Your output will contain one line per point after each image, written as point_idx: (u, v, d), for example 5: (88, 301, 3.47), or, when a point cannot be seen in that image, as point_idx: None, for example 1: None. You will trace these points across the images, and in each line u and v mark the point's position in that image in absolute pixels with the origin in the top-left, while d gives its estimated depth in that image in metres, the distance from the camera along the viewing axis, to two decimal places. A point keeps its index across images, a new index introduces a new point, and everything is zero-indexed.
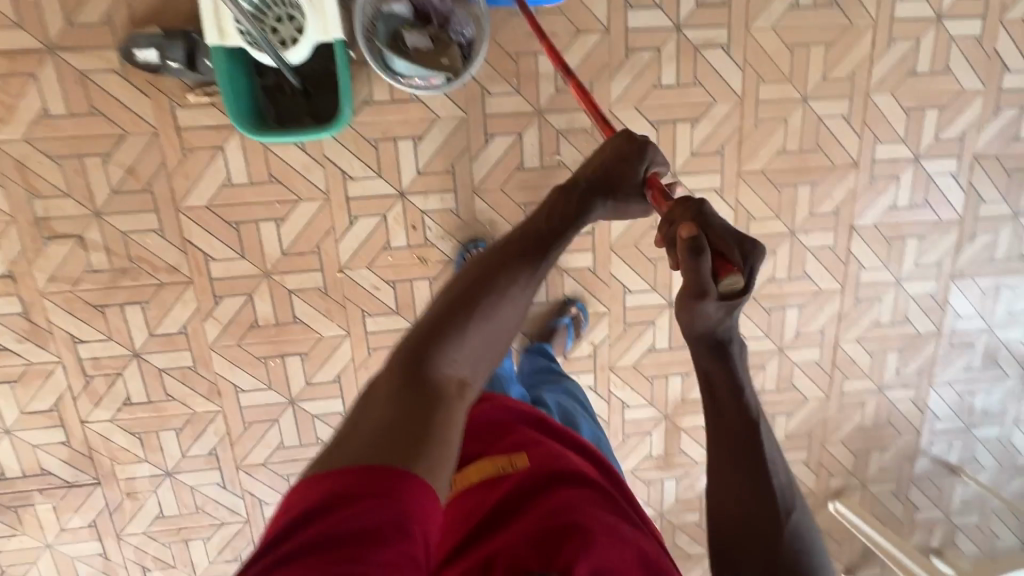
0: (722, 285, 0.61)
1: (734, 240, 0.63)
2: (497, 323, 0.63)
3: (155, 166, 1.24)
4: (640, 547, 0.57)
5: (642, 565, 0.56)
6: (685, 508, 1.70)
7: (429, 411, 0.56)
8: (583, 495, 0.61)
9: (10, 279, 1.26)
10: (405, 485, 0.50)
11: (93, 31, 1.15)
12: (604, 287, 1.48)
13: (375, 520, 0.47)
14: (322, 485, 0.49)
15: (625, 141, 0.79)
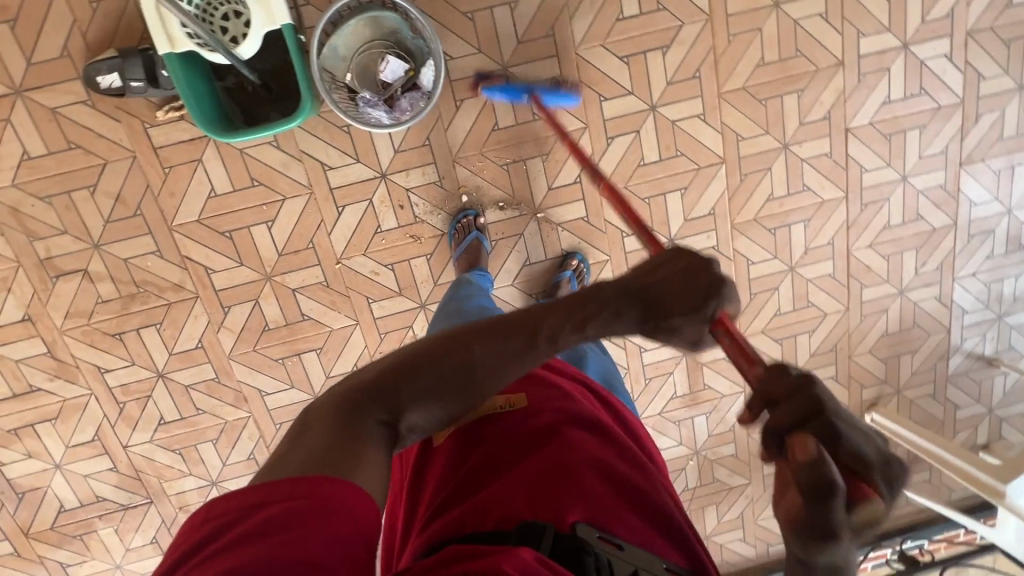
0: (858, 515, 0.40)
1: (877, 454, 0.41)
2: (447, 384, 0.59)
3: (140, 189, 1.26)
4: (631, 490, 0.60)
5: (630, 508, 0.59)
6: (719, 442, 1.71)
7: (359, 450, 0.53)
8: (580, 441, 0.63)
9: (29, 322, 1.31)
10: (333, 491, 0.48)
11: (54, 66, 1.16)
12: (600, 234, 1.44)
13: (297, 516, 0.45)
14: (239, 497, 0.47)
15: (698, 263, 0.57)
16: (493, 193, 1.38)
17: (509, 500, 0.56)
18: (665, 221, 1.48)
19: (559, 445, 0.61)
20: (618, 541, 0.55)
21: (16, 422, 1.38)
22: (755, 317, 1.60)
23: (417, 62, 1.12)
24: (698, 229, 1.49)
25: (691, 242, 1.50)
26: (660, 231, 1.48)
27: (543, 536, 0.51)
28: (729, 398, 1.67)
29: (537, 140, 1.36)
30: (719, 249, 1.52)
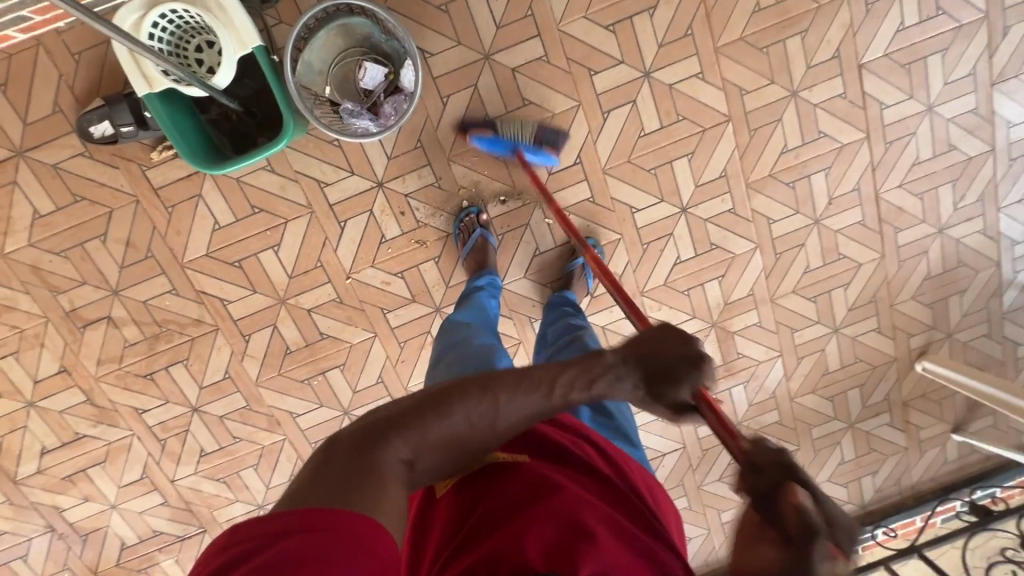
0: None
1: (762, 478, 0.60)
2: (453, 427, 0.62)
3: (148, 231, 1.27)
4: (641, 543, 0.58)
5: (643, 562, 0.56)
6: (761, 410, 1.65)
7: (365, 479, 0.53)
8: (601, 503, 0.61)
9: (66, 374, 1.35)
10: (344, 525, 0.47)
11: (48, 122, 1.18)
12: (609, 214, 1.40)
13: (312, 555, 0.44)
14: (259, 525, 0.45)
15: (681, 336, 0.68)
16: (494, 186, 1.35)
17: (521, 548, 0.53)
18: (675, 190, 1.41)
19: (570, 491, 0.60)
20: None
21: (68, 469, 1.43)
22: (784, 277, 1.52)
23: (395, 63, 1.09)
24: (712, 193, 1.42)
25: (705, 208, 1.43)
26: (671, 201, 1.41)
27: None
28: (766, 364, 1.60)
29: (531, 125, 1.31)
30: (737, 211, 1.45)
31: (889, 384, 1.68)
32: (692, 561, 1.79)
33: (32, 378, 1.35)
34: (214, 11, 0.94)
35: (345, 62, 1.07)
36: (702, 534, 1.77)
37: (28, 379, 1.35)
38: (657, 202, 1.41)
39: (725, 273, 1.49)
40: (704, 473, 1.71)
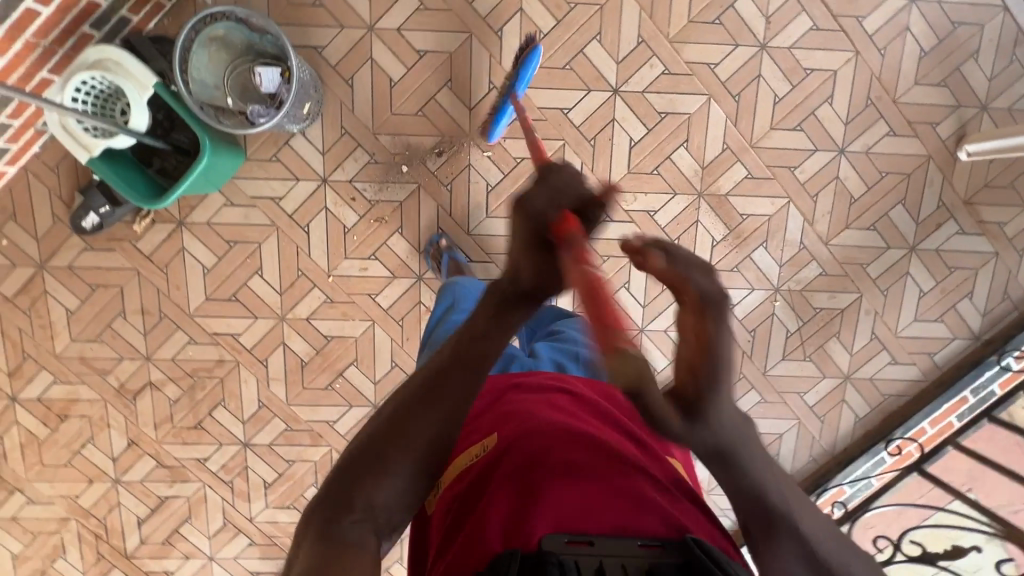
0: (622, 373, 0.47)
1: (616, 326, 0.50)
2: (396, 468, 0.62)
3: (155, 295, 1.44)
4: (602, 481, 0.62)
5: (605, 497, 0.61)
6: (796, 267, 1.49)
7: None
8: (563, 453, 0.65)
9: (135, 445, 1.52)
10: None
11: (53, 232, 1.39)
12: (542, 124, 1.39)
13: None
14: None
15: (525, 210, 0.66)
16: (425, 142, 1.39)
17: (488, 528, 0.58)
18: (598, 75, 1.37)
19: (526, 458, 0.64)
20: (590, 536, 0.57)
21: (164, 533, 1.57)
22: (755, 117, 1.40)
23: (284, 60, 1.17)
24: (638, 63, 1.37)
25: (637, 80, 1.38)
26: (600, 87, 1.37)
27: (514, 554, 0.54)
28: (779, 216, 1.45)
29: (434, 72, 1.35)
30: (672, 70, 1.37)
31: (937, 187, 1.46)
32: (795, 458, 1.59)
33: (111, 457, 1.52)
34: (113, 67, 1.08)
35: (241, 74, 1.17)
36: (793, 426, 1.58)
37: (108, 458, 1.52)
38: (585, 94, 1.38)
39: (688, 136, 1.40)
40: (764, 358, 1.54)
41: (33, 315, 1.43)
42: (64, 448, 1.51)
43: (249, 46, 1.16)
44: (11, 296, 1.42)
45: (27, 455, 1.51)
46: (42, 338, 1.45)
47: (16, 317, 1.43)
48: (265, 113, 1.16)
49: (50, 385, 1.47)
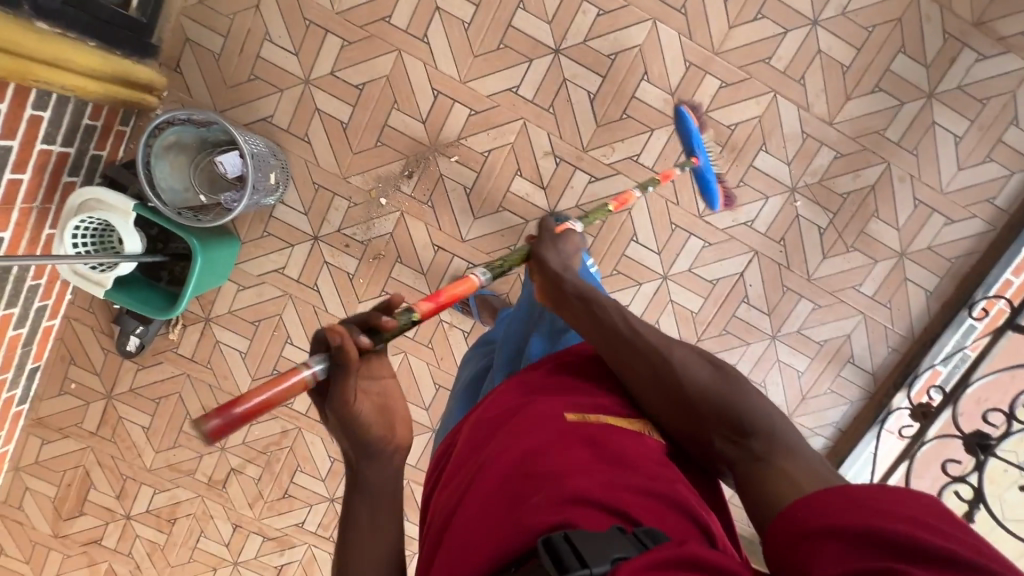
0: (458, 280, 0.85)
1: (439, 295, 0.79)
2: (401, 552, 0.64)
3: (209, 390, 1.54)
4: (479, 510, 0.59)
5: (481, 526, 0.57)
6: (807, 159, 1.37)
7: None
8: (456, 497, 0.63)
9: (239, 527, 1.63)
10: None
11: (108, 362, 1.52)
12: (497, 110, 1.36)
13: None
14: None
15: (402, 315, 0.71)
16: (393, 169, 1.39)
17: None
18: (535, 41, 1.32)
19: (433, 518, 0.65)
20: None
21: None
22: (710, 22, 1.31)
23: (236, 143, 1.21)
24: (570, 14, 1.31)
25: (575, 32, 1.32)
26: (540, 52, 1.33)
27: None
28: (771, 113, 1.35)
29: (378, 100, 1.36)
30: (606, 8, 1.30)
31: (936, 21, 1.30)
32: (873, 354, 1.48)
33: (224, 543, 1.65)
34: (93, 204, 1.14)
35: (204, 169, 1.21)
36: (860, 322, 1.47)
37: (223, 545, 1.65)
38: (529, 65, 1.33)
39: (646, 67, 1.33)
40: (804, 264, 1.43)
41: (117, 440, 1.57)
42: (183, 547, 1.65)
43: (202, 141, 1.21)
44: (93, 429, 1.56)
45: (155, 562, 1.66)
46: (131, 457, 1.58)
47: (106, 446, 1.57)
48: (237, 198, 1.21)
49: (153, 496, 1.61)
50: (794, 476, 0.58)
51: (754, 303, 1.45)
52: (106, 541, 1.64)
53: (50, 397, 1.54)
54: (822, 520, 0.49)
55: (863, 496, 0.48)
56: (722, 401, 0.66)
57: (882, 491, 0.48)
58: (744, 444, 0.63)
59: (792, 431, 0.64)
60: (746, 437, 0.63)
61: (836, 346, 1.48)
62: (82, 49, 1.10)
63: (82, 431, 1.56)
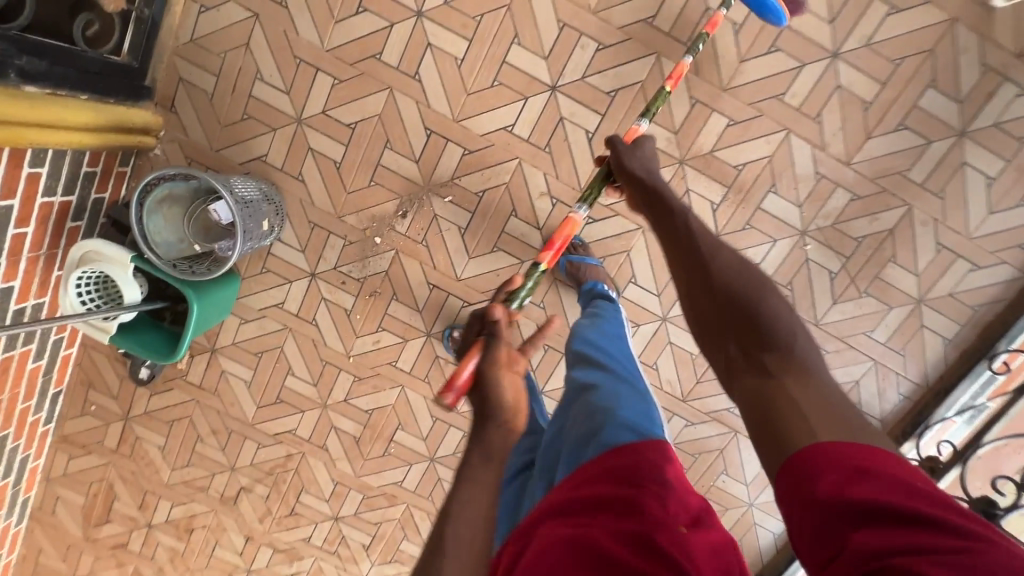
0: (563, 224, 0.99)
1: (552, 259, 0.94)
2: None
3: (218, 415, 1.60)
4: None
5: None
6: (820, 200, 1.29)
7: None
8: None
9: (251, 539, 1.73)
10: None
11: (123, 386, 1.60)
12: (491, 149, 1.31)
13: None
14: None
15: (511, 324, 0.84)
16: (386, 208, 1.38)
17: None
18: (530, 78, 1.26)
19: None
20: None
21: None
22: (718, 56, 1.23)
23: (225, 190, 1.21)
24: (567, 49, 1.25)
25: (572, 69, 1.25)
26: (536, 90, 1.27)
27: None
28: (781, 153, 1.27)
29: (371, 139, 1.33)
30: (606, 43, 1.24)
31: (971, 51, 1.19)
32: (883, 401, 1.42)
33: (238, 552, 1.75)
34: (92, 258, 1.17)
35: (198, 217, 1.22)
36: (870, 368, 1.40)
37: (237, 554, 1.75)
38: (524, 103, 1.28)
39: (648, 105, 1.26)
40: (812, 308, 1.37)
41: (136, 456, 1.67)
42: (201, 554, 1.76)
43: (194, 190, 1.21)
44: (114, 447, 1.66)
45: (176, 566, 1.78)
46: (150, 473, 1.68)
47: (126, 462, 1.67)
48: (230, 245, 1.21)
49: (171, 508, 1.71)
50: (802, 404, 0.58)
51: None
52: (131, 546, 1.77)
53: (73, 416, 1.64)
54: (822, 475, 0.52)
55: (860, 458, 0.52)
56: (749, 314, 0.68)
57: (869, 454, 0.52)
58: (757, 358, 0.65)
59: (808, 345, 0.66)
60: (764, 353, 0.65)
61: (843, 392, 1.42)
62: (68, 102, 1.10)
63: (104, 448, 1.66)
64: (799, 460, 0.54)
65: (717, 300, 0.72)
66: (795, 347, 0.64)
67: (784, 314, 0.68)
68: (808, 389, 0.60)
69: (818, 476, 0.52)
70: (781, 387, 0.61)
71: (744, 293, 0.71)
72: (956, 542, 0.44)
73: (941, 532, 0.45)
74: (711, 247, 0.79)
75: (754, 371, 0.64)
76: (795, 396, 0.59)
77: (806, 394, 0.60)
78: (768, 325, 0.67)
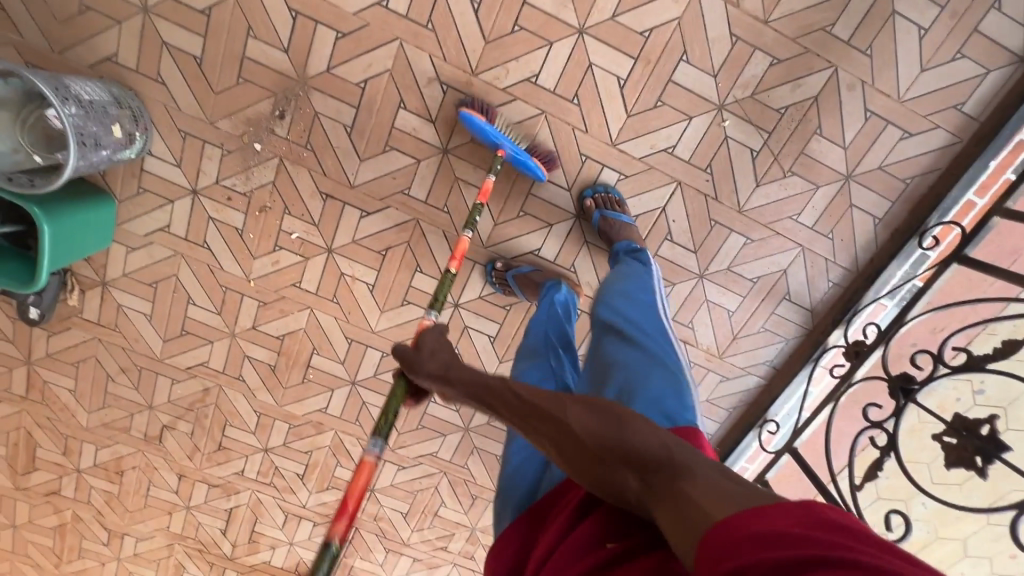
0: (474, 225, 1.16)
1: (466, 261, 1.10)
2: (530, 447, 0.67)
3: (124, 352, 1.51)
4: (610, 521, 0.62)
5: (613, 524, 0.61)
6: (736, 69, 1.16)
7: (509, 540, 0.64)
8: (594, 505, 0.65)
9: (184, 477, 1.69)
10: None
11: (18, 329, 1.50)
12: (368, 31, 1.16)
13: None
14: None
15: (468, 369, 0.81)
16: (261, 109, 1.23)
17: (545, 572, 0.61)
18: None
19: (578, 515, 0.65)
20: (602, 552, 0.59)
21: (246, 534, 1.77)
22: None
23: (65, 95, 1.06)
24: None
25: None
26: None
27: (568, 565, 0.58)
28: (691, 14, 1.13)
29: (230, 27, 1.17)
30: None
31: None
32: (814, 290, 1.35)
33: (174, 491, 1.72)
34: None
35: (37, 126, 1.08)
36: (798, 255, 1.32)
37: (173, 493, 1.72)
38: None
39: None
40: (735, 194, 1.27)
41: (48, 402, 1.59)
42: (137, 495, 1.73)
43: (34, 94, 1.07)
44: (23, 394, 1.58)
45: (115, 508, 1.75)
46: (66, 418, 1.61)
47: (39, 409, 1.60)
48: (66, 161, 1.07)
49: (97, 452, 1.66)
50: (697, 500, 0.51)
51: (679, 240, 1.31)
52: (64, 492, 1.73)
53: None
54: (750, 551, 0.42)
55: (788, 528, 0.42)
56: (622, 453, 0.59)
57: (770, 513, 0.44)
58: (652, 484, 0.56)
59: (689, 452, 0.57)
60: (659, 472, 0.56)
61: (770, 283, 1.35)
62: None
63: (11, 396, 1.58)
64: (711, 548, 0.45)
65: (582, 444, 0.63)
66: (675, 458, 0.57)
67: (654, 433, 0.60)
68: (697, 479, 0.53)
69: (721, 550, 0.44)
70: (680, 494, 0.53)
71: (603, 415, 0.64)
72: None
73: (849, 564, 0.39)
74: (553, 400, 0.68)
75: (659, 496, 0.55)
76: (694, 496, 0.51)
77: (702, 489, 0.51)
78: (642, 449, 0.59)
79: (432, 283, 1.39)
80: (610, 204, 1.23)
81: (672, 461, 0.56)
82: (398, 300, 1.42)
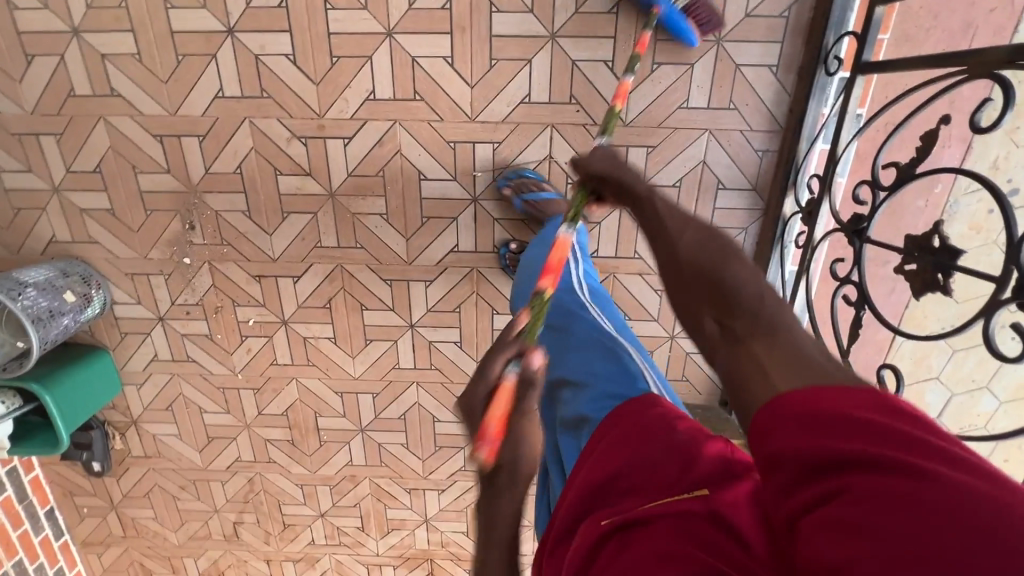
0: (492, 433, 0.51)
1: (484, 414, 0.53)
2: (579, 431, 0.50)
3: (176, 472, 1.70)
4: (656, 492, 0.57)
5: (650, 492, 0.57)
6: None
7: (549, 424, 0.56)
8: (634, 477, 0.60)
9: (272, 560, 1.85)
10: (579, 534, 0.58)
11: (94, 482, 1.74)
12: (221, 123, 1.25)
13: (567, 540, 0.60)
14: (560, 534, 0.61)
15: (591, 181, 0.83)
16: (175, 228, 1.37)
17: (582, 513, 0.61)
18: (207, 34, 1.18)
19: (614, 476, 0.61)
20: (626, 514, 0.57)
21: None
22: None
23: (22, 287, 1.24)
24: None
25: (233, 2, 1.16)
26: (218, 42, 1.19)
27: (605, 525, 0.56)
28: None
29: (120, 173, 1.31)
30: None
31: None
32: (744, 164, 1.23)
33: None
34: None
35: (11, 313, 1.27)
36: (708, 140, 1.22)
37: None
38: (215, 61, 1.20)
39: None
40: None
41: (143, 533, 1.82)
42: None
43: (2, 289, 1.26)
44: (124, 533, 1.82)
45: None
46: (162, 542, 1.83)
47: (140, 540, 1.83)
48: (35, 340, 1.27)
49: (197, 562, 1.87)
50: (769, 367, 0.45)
51: None
52: None
53: (78, 523, 1.81)
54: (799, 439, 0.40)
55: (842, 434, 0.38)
56: (714, 291, 0.54)
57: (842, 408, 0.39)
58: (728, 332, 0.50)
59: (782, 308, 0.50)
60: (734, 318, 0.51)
61: (694, 180, 1.25)
62: None
63: (116, 537, 1.83)
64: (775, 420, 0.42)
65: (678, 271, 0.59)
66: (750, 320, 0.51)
67: (755, 276, 0.53)
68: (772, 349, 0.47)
69: (781, 436, 0.41)
70: (746, 350, 0.48)
71: (701, 259, 0.58)
72: (977, 477, 0.32)
73: (930, 440, 0.35)
74: (674, 221, 0.64)
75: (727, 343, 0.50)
76: (757, 356, 0.47)
77: (773, 361, 0.46)
78: (736, 290, 0.52)
79: (382, 314, 1.44)
80: (528, 186, 1.22)
81: (769, 310, 0.49)
82: (362, 342, 1.48)
